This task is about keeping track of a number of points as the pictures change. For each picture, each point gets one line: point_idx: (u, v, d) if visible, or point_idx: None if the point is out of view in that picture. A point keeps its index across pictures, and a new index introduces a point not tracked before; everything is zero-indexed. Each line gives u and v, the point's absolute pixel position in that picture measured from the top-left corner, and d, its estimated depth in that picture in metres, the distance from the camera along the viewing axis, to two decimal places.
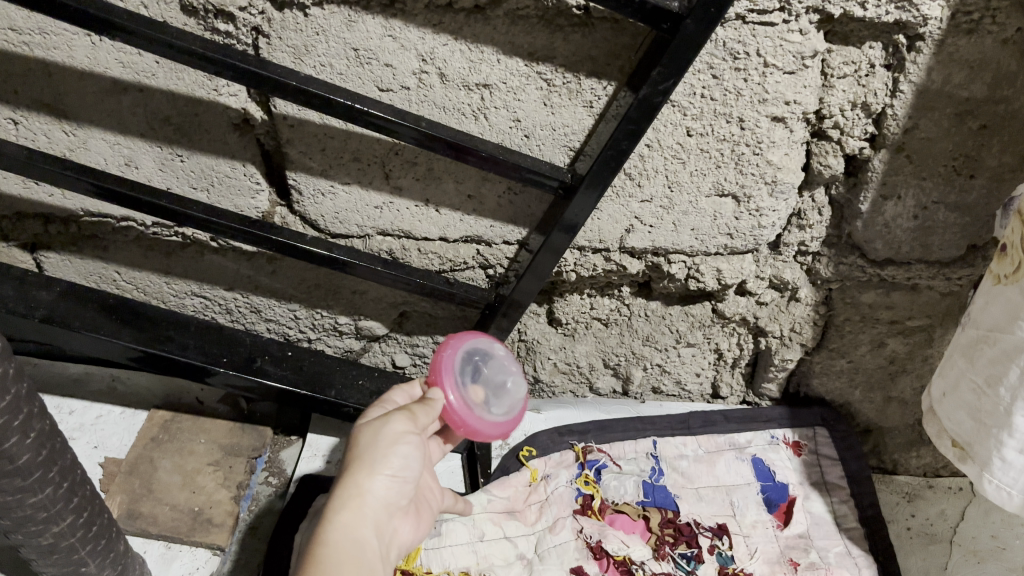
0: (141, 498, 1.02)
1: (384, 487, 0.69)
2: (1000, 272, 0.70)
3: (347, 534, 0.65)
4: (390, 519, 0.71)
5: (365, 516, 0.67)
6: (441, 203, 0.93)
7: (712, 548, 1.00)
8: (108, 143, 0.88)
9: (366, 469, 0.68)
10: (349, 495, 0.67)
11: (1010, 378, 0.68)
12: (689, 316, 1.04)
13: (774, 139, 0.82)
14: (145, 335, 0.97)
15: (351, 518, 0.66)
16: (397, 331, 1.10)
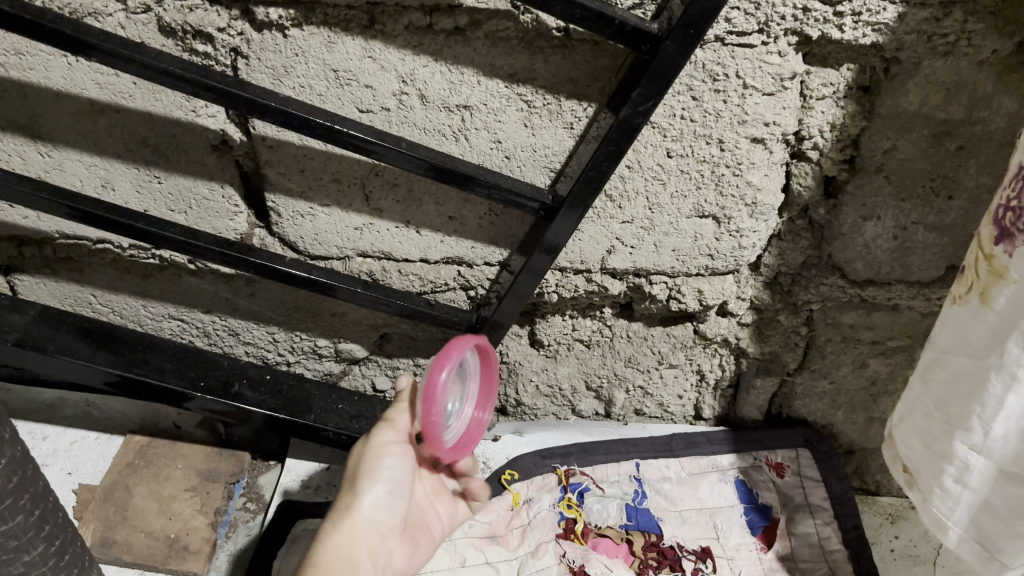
0: (116, 526, 1.01)
1: (372, 505, 0.71)
2: (956, 292, 0.68)
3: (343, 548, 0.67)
4: (384, 541, 0.73)
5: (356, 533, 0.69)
6: (422, 224, 0.92)
7: (695, 571, 0.99)
8: (85, 165, 0.87)
9: (352, 488, 0.71)
10: (338, 515, 0.69)
11: (955, 405, 0.66)
12: (671, 337, 1.03)
13: (754, 160, 0.83)
14: (121, 359, 0.96)
15: (342, 536, 0.68)
16: (377, 354, 1.09)
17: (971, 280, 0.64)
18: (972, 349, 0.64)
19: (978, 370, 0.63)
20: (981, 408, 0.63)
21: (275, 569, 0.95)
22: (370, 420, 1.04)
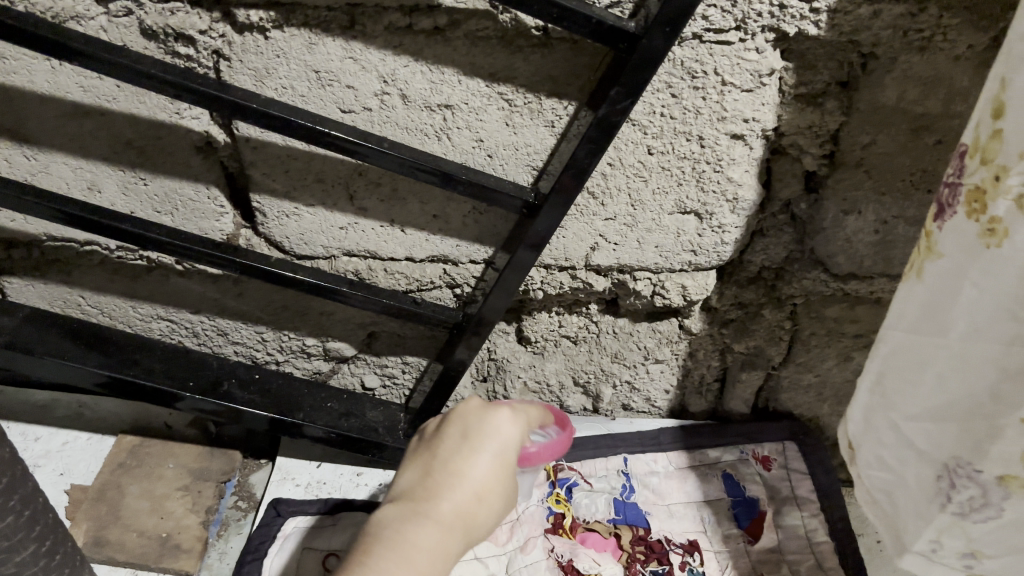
0: (109, 525, 1.01)
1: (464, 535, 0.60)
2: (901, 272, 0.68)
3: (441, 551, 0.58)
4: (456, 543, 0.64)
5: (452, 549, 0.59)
6: (407, 223, 0.93)
7: (683, 564, 1.00)
8: (71, 167, 0.88)
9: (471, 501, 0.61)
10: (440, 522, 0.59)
11: (888, 380, 0.66)
12: (657, 332, 1.04)
13: (734, 156, 0.83)
14: (111, 360, 0.96)
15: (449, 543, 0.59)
16: (366, 352, 1.09)
17: (912, 260, 0.65)
18: (906, 324, 0.63)
19: (912, 345, 0.63)
20: (908, 386, 0.63)
21: (267, 566, 0.97)
22: (360, 418, 1.05)
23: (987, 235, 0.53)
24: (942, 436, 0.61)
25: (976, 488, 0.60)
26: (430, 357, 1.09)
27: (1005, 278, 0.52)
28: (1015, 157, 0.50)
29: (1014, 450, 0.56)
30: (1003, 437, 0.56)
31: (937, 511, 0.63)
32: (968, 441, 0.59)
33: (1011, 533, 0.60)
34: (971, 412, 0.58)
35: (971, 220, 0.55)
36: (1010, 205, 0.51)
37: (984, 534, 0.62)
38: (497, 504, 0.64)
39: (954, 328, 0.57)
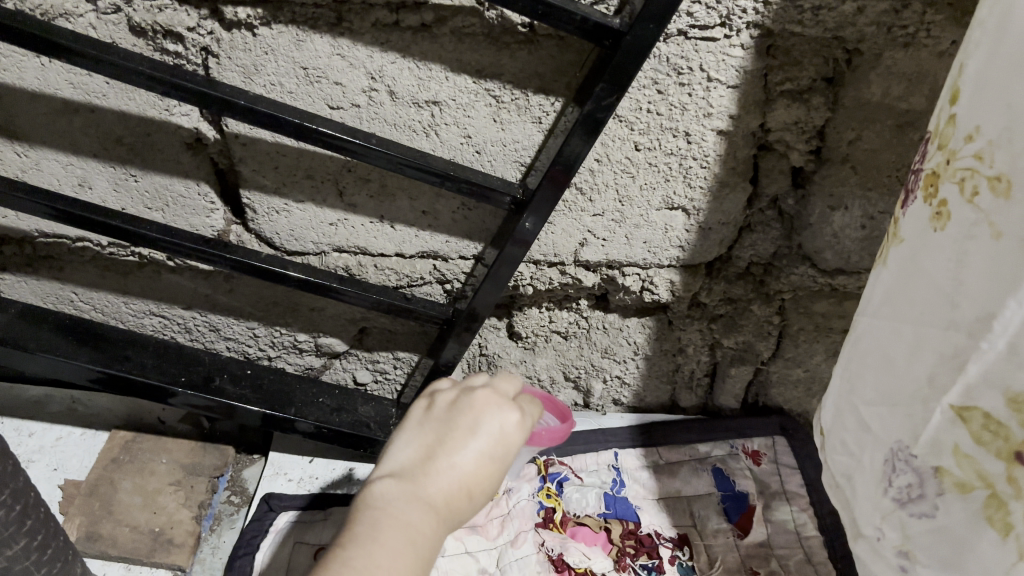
0: (101, 520, 1.02)
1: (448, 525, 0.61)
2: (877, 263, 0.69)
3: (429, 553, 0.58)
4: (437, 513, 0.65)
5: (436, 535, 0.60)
6: (396, 219, 0.93)
7: (673, 559, 1.01)
8: (62, 164, 0.88)
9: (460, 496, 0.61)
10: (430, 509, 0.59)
11: (857, 363, 0.65)
12: (647, 327, 1.04)
13: (721, 152, 0.84)
14: (103, 356, 0.97)
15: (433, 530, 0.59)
16: (357, 348, 1.10)
17: (882, 250, 0.66)
18: (877, 309, 0.63)
19: (881, 328, 0.62)
20: (875, 369, 0.61)
21: (258, 561, 0.98)
22: (351, 413, 1.05)
23: (936, 217, 0.55)
24: (892, 420, 0.58)
25: (912, 480, 0.55)
26: (421, 353, 1.10)
27: (944, 256, 0.53)
28: (961, 141, 0.52)
29: (946, 438, 0.52)
30: (937, 422, 0.52)
31: (882, 501, 0.60)
32: (909, 425, 0.56)
33: (939, 544, 0.54)
34: (913, 394, 0.55)
35: (927, 206, 0.56)
36: (955, 187, 0.52)
37: (918, 540, 0.56)
38: (481, 499, 0.64)
39: (909, 308, 0.57)
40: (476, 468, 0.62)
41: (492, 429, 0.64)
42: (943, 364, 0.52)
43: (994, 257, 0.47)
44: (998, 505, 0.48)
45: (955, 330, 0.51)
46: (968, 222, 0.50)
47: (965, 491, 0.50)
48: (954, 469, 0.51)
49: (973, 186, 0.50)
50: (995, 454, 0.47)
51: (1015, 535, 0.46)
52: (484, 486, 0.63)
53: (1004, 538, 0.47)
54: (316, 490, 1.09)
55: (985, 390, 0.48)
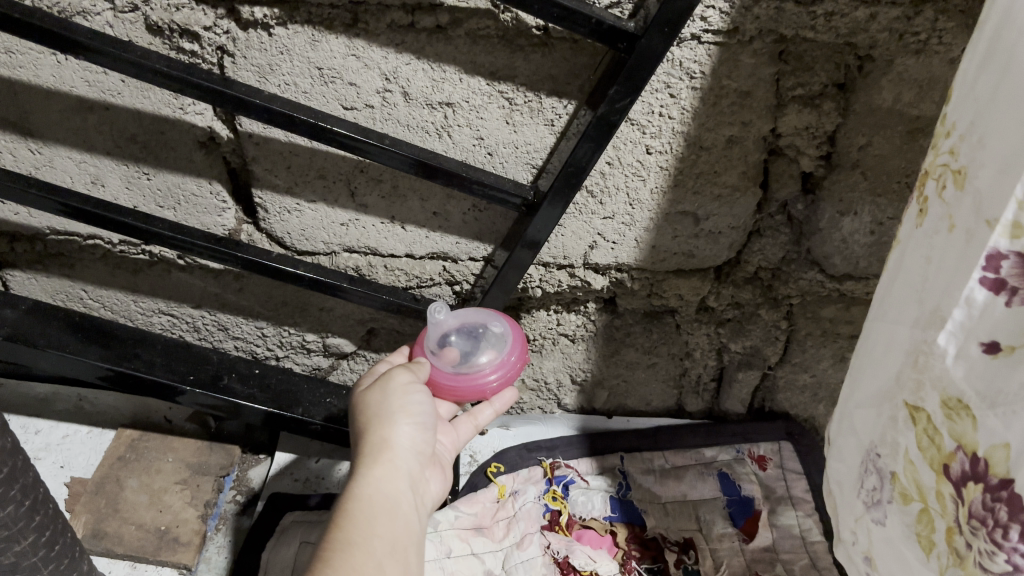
0: (107, 518, 1.02)
1: (400, 483, 0.67)
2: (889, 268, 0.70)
3: (409, 534, 0.65)
4: (420, 476, 0.71)
5: (393, 495, 0.66)
6: (407, 220, 0.94)
7: (678, 562, 1.01)
8: (75, 161, 0.89)
9: (381, 459, 0.68)
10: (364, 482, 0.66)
11: (854, 365, 0.67)
12: (653, 332, 1.05)
13: (731, 157, 0.84)
14: (113, 353, 0.97)
15: (379, 489, 0.65)
16: (365, 349, 1.10)
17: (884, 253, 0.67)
18: (873, 313, 0.65)
19: (872, 332, 0.64)
20: (865, 371, 0.63)
21: (265, 561, 0.98)
22: None
23: (922, 216, 0.57)
24: (869, 421, 0.61)
25: (876, 481, 0.60)
26: None
27: (920, 254, 0.56)
28: (943, 137, 0.55)
29: (901, 440, 0.56)
30: (897, 424, 0.57)
31: (857, 502, 0.63)
32: (879, 427, 0.59)
33: (891, 549, 0.58)
34: (884, 393, 0.59)
35: (915, 204, 0.59)
36: (934, 184, 0.56)
37: (878, 544, 0.60)
38: (405, 440, 0.70)
39: (891, 309, 0.60)
40: (416, 450, 0.71)
41: (420, 407, 0.73)
42: (907, 362, 0.56)
43: (951, 249, 0.51)
44: (926, 516, 0.53)
45: (919, 324, 0.55)
46: (939, 217, 0.54)
47: (906, 499, 0.55)
48: (902, 475, 0.56)
49: (945, 182, 0.54)
50: (929, 459, 0.52)
51: (937, 548, 0.52)
52: (392, 430, 0.70)
53: (929, 547, 0.53)
54: (322, 490, 1.10)
55: (931, 393, 0.52)
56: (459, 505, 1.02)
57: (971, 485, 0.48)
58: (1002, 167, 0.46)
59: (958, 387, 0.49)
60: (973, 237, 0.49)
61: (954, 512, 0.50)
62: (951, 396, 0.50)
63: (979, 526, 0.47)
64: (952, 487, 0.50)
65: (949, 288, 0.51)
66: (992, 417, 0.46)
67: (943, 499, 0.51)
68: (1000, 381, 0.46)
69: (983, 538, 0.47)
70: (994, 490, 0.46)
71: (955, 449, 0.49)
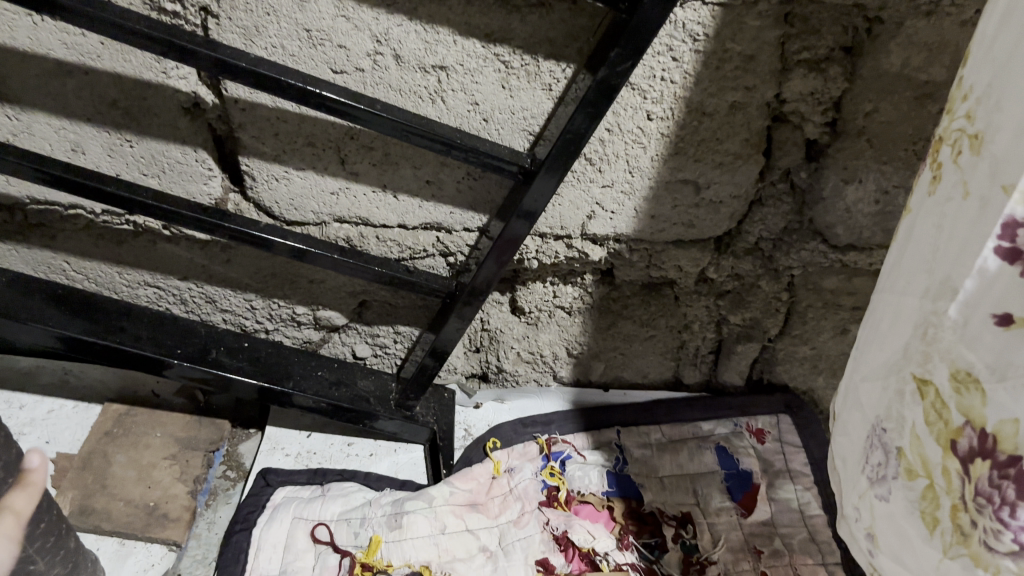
0: (95, 494, 0.99)
1: None
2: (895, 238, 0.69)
3: None
4: None
5: None
6: (399, 188, 0.91)
7: (676, 537, 0.99)
8: (54, 128, 0.85)
9: None
10: None
11: (861, 338, 0.65)
12: (650, 304, 1.03)
13: (735, 123, 0.82)
14: (97, 326, 0.94)
15: None
16: (357, 321, 1.08)
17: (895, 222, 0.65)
18: (883, 283, 0.63)
19: (880, 303, 0.62)
20: (872, 343, 0.62)
21: (256, 538, 0.94)
22: (350, 387, 1.04)
23: (936, 184, 0.55)
24: (875, 395, 0.59)
25: (881, 457, 0.58)
26: (422, 326, 1.08)
27: (932, 223, 0.54)
28: (959, 101, 0.53)
29: (907, 415, 0.54)
30: (904, 397, 0.55)
31: (862, 477, 0.61)
32: (886, 400, 0.58)
33: (892, 526, 0.57)
34: (891, 366, 0.57)
35: (928, 170, 0.57)
36: (949, 149, 0.53)
37: (880, 521, 0.59)
38: None
39: (900, 280, 0.58)
40: None
41: None
42: (915, 335, 0.54)
43: (964, 217, 0.49)
44: (931, 492, 0.51)
45: (929, 296, 0.53)
46: (953, 183, 0.52)
47: (911, 475, 0.54)
48: (907, 450, 0.54)
49: (961, 147, 0.51)
50: (936, 435, 0.51)
51: (941, 525, 0.51)
52: None
53: (933, 524, 0.52)
54: (314, 466, 1.08)
55: (938, 366, 0.50)
56: (454, 480, 1.01)
57: (978, 461, 0.46)
58: (1020, 130, 0.44)
59: (968, 360, 0.47)
60: (987, 205, 0.47)
61: (960, 488, 0.48)
62: (960, 369, 0.48)
63: (985, 504, 0.46)
64: (959, 464, 0.48)
65: (960, 257, 0.49)
66: (1001, 391, 0.44)
67: (949, 476, 0.49)
68: (1010, 353, 0.44)
69: (988, 516, 0.45)
70: (1002, 466, 0.44)
71: (962, 424, 0.47)
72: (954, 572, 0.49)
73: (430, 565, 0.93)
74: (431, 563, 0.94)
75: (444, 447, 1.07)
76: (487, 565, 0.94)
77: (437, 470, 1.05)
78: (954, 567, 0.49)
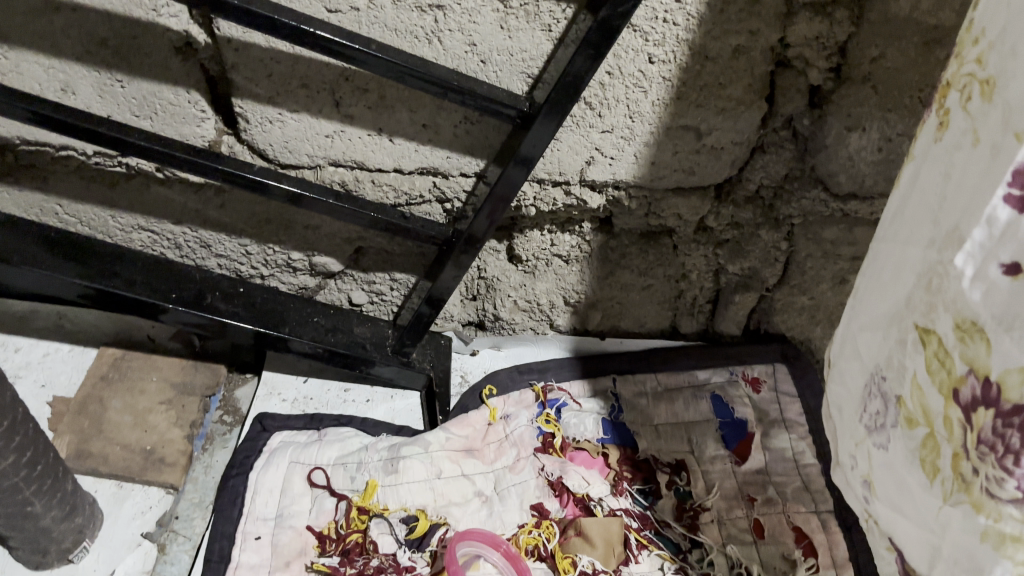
0: (92, 438, 1.00)
1: None
2: None
3: None
4: None
5: None
6: (395, 132, 0.90)
7: (670, 484, 1.00)
8: (43, 67, 0.83)
9: None
10: None
11: (859, 286, 0.64)
12: (648, 253, 1.03)
13: (738, 68, 0.80)
14: (91, 270, 0.93)
15: None
16: (353, 268, 1.07)
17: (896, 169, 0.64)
18: (884, 231, 0.62)
19: (881, 252, 0.61)
20: (872, 291, 0.61)
21: (253, 482, 0.95)
22: (347, 333, 1.04)
23: (943, 131, 0.54)
24: (875, 344, 0.59)
25: (881, 405, 0.58)
26: (418, 274, 1.08)
27: (939, 171, 0.53)
28: (969, 44, 0.52)
29: (909, 364, 0.54)
30: (905, 347, 0.54)
31: (859, 426, 0.61)
32: (886, 349, 0.57)
33: (890, 473, 0.57)
34: (892, 315, 0.57)
35: (934, 116, 0.56)
36: (958, 94, 0.52)
37: (878, 469, 0.59)
38: None
39: (903, 228, 0.58)
40: None
41: None
42: (919, 284, 0.53)
43: (974, 165, 0.48)
44: (932, 441, 0.51)
45: (934, 245, 0.52)
46: (961, 130, 0.51)
47: (911, 424, 0.53)
48: (908, 399, 0.54)
49: (970, 93, 0.50)
50: (938, 384, 0.50)
51: (941, 473, 0.51)
52: None
53: (932, 472, 0.52)
54: (311, 411, 1.08)
55: (942, 316, 0.50)
56: (450, 426, 1.02)
57: (981, 410, 0.46)
58: None
59: (974, 309, 0.47)
60: (999, 151, 0.46)
61: (962, 437, 0.48)
62: (965, 318, 0.47)
63: (987, 452, 0.45)
64: (961, 413, 0.48)
65: (969, 206, 0.48)
66: (1008, 341, 0.44)
67: (950, 425, 0.49)
68: (1018, 302, 0.43)
69: (990, 465, 0.45)
70: (1006, 415, 0.44)
71: (966, 373, 0.47)
72: (954, 520, 0.49)
73: (426, 509, 0.95)
74: (427, 508, 0.95)
75: (439, 394, 1.07)
76: (482, 510, 0.96)
77: (433, 416, 1.06)
78: (955, 515, 0.49)
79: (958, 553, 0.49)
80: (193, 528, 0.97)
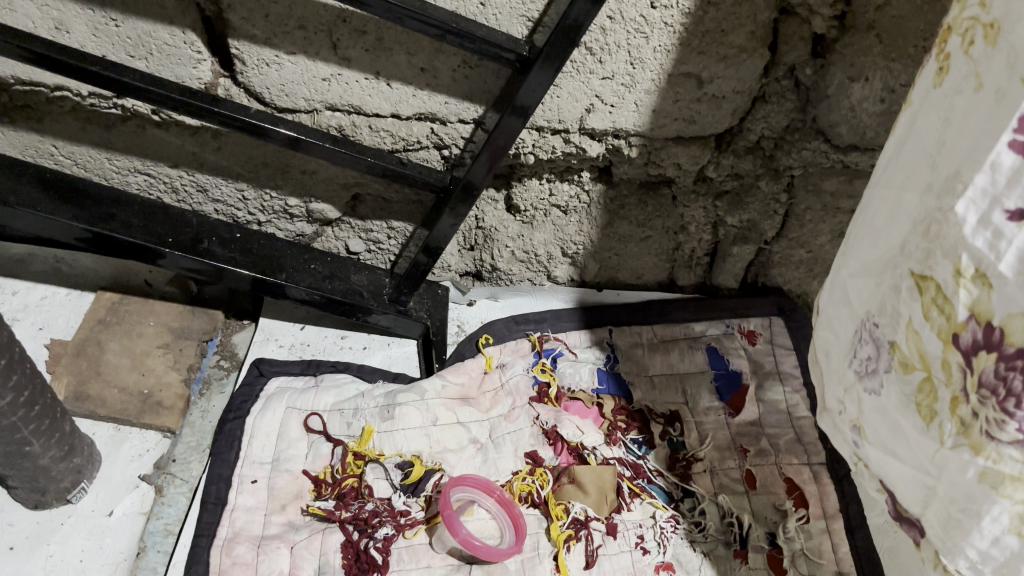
0: (90, 380, 1.00)
1: None
2: None
3: None
4: None
5: None
6: (393, 76, 0.89)
7: (664, 434, 1.01)
8: (36, 4, 0.82)
9: None
10: None
11: (851, 233, 0.64)
12: (647, 203, 1.02)
13: (742, 14, 0.79)
14: (88, 213, 0.93)
15: None
16: (351, 215, 1.07)
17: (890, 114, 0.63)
18: (878, 177, 0.61)
19: (876, 199, 0.61)
20: (865, 238, 0.61)
21: (251, 427, 0.96)
22: (344, 281, 1.03)
23: (943, 77, 0.53)
24: (867, 290, 0.59)
25: (872, 351, 0.58)
26: (416, 222, 1.08)
27: (939, 116, 0.52)
28: None
29: (903, 310, 0.54)
30: (900, 293, 0.54)
31: (849, 371, 0.62)
32: (879, 296, 0.57)
33: (882, 418, 0.57)
34: (887, 262, 0.56)
35: (934, 61, 0.55)
36: (960, 38, 0.51)
37: (868, 413, 0.59)
38: None
39: (899, 174, 0.57)
40: None
41: None
42: (915, 230, 0.53)
43: (976, 110, 0.48)
44: (928, 386, 0.52)
45: (931, 191, 0.51)
46: (963, 75, 0.50)
47: (906, 369, 0.54)
48: (903, 345, 0.54)
49: (973, 37, 0.49)
50: (935, 329, 0.50)
51: (937, 417, 0.51)
52: None
53: (928, 416, 0.52)
54: (308, 357, 1.09)
55: (941, 262, 0.49)
56: (447, 374, 1.02)
57: (983, 354, 0.46)
58: None
59: (976, 254, 0.46)
60: (1005, 96, 0.45)
61: (960, 381, 0.48)
62: (965, 265, 0.47)
63: (988, 396, 0.46)
64: (961, 357, 0.48)
65: (971, 151, 0.48)
66: (1013, 286, 0.44)
67: (948, 369, 0.49)
68: None
69: (991, 408, 0.46)
70: (1009, 359, 0.44)
71: (967, 318, 0.47)
72: (951, 462, 0.50)
73: (422, 455, 0.95)
74: (423, 454, 0.96)
75: (436, 342, 1.08)
76: (477, 457, 0.97)
77: (430, 363, 1.07)
78: (952, 457, 0.50)
79: (955, 493, 0.50)
80: (190, 470, 0.98)
